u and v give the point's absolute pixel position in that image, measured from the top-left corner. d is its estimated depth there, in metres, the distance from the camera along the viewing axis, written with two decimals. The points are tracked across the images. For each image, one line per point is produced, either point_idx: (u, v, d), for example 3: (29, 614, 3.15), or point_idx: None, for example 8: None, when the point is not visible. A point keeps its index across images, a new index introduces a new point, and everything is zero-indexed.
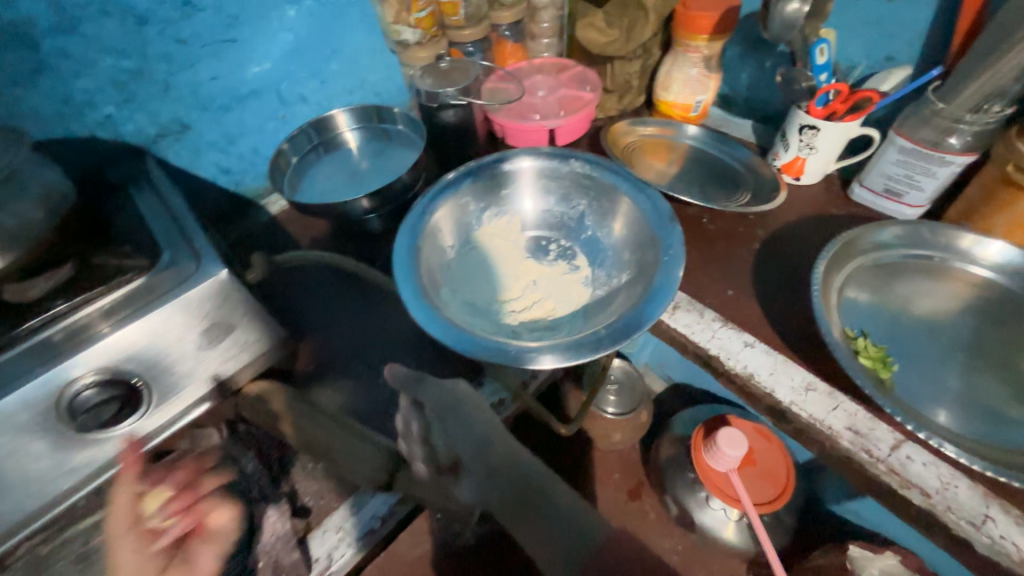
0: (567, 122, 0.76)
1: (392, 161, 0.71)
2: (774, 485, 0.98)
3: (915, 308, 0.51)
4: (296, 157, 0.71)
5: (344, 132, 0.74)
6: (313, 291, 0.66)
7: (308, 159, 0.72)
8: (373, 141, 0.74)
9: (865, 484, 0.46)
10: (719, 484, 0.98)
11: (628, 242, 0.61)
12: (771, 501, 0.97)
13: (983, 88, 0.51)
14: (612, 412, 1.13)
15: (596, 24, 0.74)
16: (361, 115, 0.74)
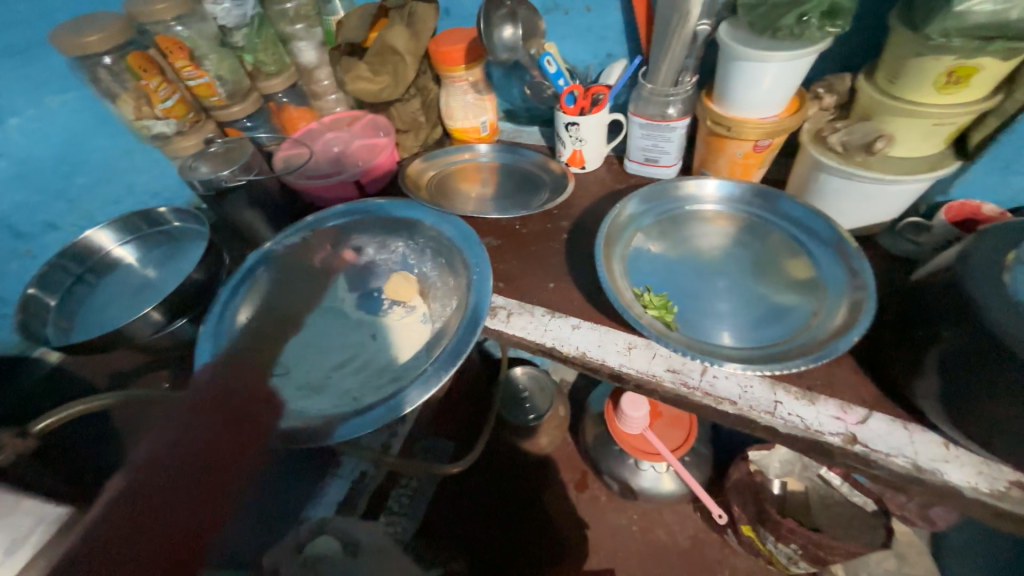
0: (367, 170, 0.75)
1: (182, 262, 0.64)
2: (681, 429, 1.04)
3: (686, 250, 0.61)
4: (55, 298, 0.61)
5: (111, 250, 0.65)
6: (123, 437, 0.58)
7: (73, 293, 0.62)
8: (152, 249, 0.66)
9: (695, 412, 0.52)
10: (635, 445, 1.01)
11: (446, 269, 0.63)
12: (682, 444, 1.03)
13: (672, 66, 0.62)
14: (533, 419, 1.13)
15: (363, 75, 0.74)
16: (125, 226, 0.66)
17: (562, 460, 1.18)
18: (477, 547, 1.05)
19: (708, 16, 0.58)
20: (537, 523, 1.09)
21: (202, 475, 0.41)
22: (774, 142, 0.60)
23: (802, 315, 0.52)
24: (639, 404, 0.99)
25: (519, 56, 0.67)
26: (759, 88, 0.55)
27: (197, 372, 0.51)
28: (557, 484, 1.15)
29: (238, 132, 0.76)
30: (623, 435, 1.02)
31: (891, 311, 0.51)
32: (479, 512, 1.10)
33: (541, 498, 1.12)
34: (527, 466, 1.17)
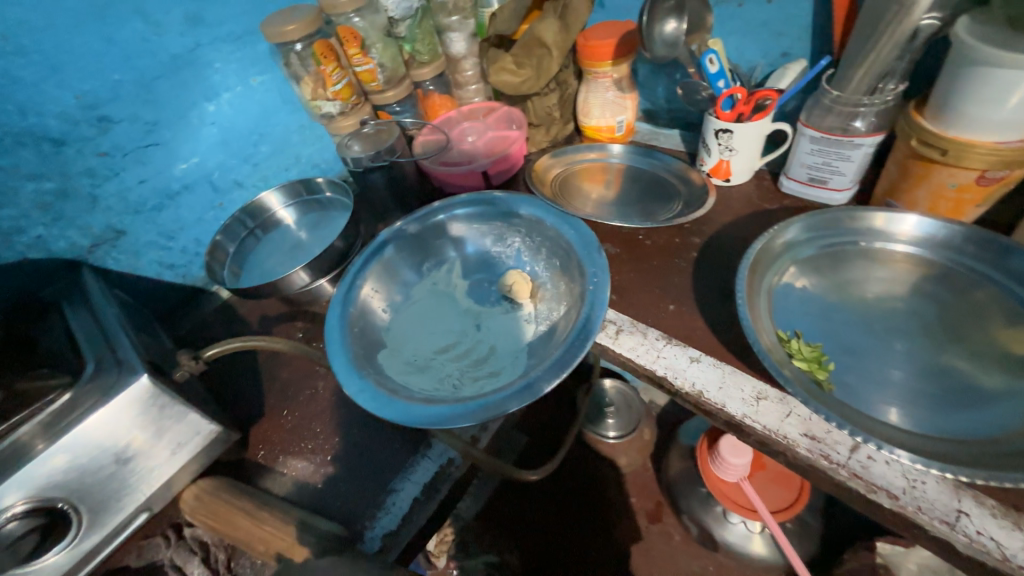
0: (495, 162, 0.76)
1: (328, 229, 0.72)
2: (788, 490, 0.90)
3: (850, 294, 0.50)
4: (233, 246, 0.72)
5: (277, 211, 0.76)
6: (269, 372, 0.68)
7: (245, 244, 0.73)
8: (308, 215, 0.76)
9: (828, 490, 0.43)
10: (729, 495, 0.89)
11: (562, 272, 0.61)
12: (786, 508, 0.88)
13: (871, 71, 0.51)
14: (612, 436, 1.10)
15: (507, 67, 0.75)
16: (290, 193, 0.76)
17: (638, 486, 1.10)
18: (536, 549, 1.03)
19: (940, 9, 0.45)
20: (602, 547, 1.02)
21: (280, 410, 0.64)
22: (1009, 176, 0.46)
23: (1020, 409, 0.39)
24: (743, 452, 0.86)
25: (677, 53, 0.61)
26: (1000, 104, 0.42)
27: (327, 331, 0.56)
28: (628, 509, 1.07)
29: (387, 116, 0.82)
30: (715, 480, 0.91)
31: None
32: (543, 515, 1.07)
33: (609, 520, 1.06)
34: (599, 481, 1.11)
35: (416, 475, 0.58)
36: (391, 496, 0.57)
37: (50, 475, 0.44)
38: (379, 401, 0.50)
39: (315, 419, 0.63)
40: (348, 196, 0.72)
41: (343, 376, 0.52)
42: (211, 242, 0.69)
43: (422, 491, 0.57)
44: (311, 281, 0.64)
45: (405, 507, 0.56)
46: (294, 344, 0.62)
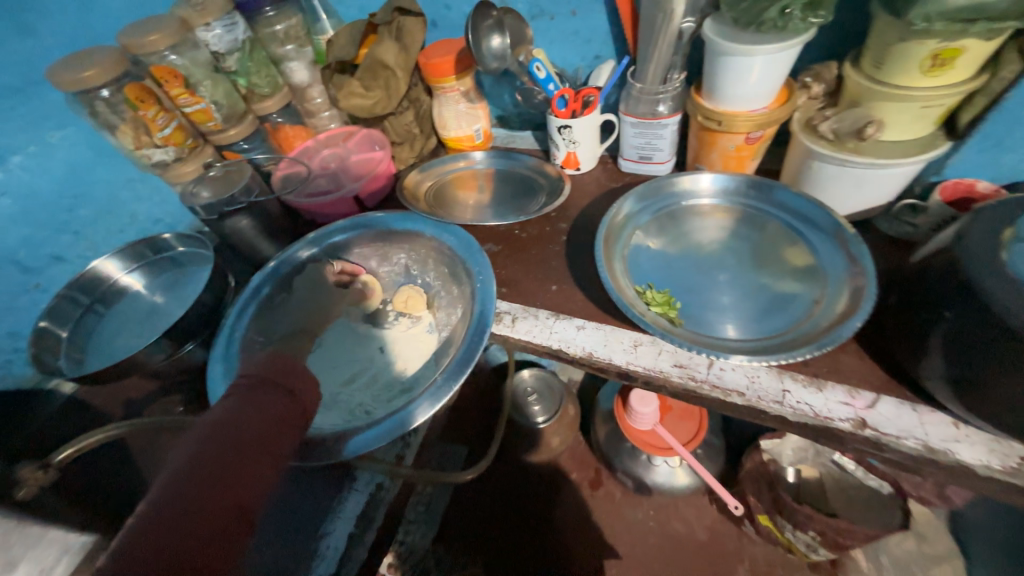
0: (363, 187, 0.76)
1: (189, 289, 0.65)
2: (691, 422, 1.04)
3: (684, 244, 0.61)
4: (66, 330, 0.61)
5: (119, 278, 0.66)
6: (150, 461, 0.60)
7: (82, 324, 0.63)
8: (161, 276, 0.67)
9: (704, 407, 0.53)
10: (646, 441, 1.00)
11: (450, 278, 0.64)
12: (691, 438, 1.02)
13: (659, 65, 0.63)
14: (542, 421, 1.12)
15: (356, 91, 0.76)
16: (133, 256, 0.67)
17: (574, 460, 1.18)
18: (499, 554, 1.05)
19: (693, 14, 0.58)
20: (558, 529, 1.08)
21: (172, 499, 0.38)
22: (765, 134, 0.61)
23: (803, 304, 0.52)
24: (648, 400, 0.98)
25: (507, 64, 0.68)
26: (746, 82, 0.56)
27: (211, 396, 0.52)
28: (570, 484, 1.14)
29: (236, 155, 0.77)
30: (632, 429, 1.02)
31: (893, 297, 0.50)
32: (498, 521, 1.10)
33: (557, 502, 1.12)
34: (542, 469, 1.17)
35: None
36: None
37: None
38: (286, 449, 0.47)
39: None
40: (205, 247, 0.66)
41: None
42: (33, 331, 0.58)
43: None
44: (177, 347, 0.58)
45: None
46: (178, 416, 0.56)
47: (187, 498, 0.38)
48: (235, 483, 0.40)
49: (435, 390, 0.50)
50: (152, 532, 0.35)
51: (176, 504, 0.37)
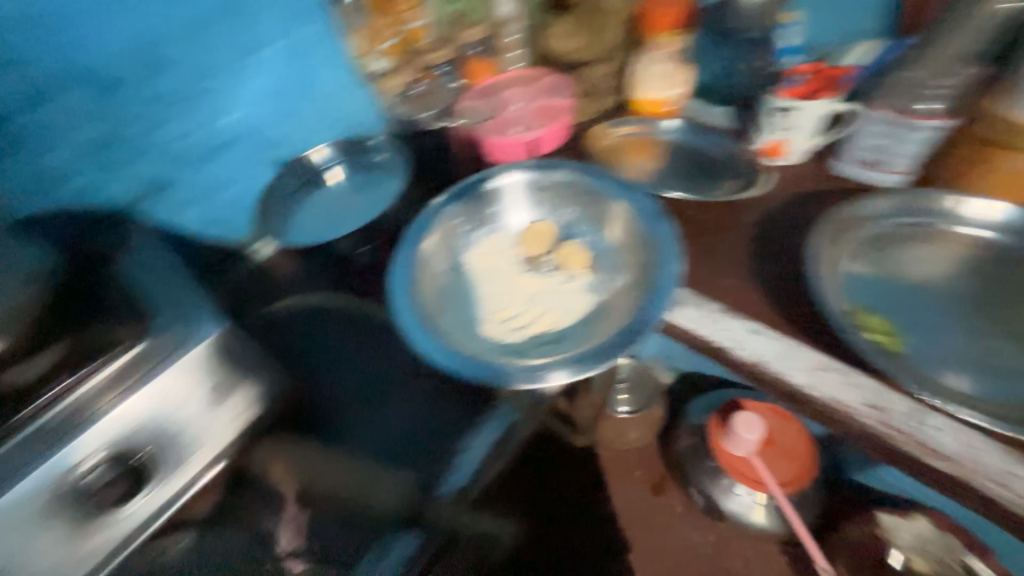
0: (543, 133, 0.74)
1: (381, 190, 0.70)
2: (794, 462, 0.81)
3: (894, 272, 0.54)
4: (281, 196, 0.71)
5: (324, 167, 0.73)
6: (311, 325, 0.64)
7: (287, 198, 0.71)
8: (357, 175, 0.73)
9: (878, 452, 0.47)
10: (736, 468, 0.82)
11: (622, 245, 0.61)
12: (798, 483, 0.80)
13: (947, 53, 0.55)
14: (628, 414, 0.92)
15: (563, 33, 0.75)
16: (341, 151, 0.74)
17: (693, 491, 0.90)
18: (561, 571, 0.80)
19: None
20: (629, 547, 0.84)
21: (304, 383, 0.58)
22: None
23: None
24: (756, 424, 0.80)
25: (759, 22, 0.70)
26: None
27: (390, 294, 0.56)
28: (687, 511, 0.90)
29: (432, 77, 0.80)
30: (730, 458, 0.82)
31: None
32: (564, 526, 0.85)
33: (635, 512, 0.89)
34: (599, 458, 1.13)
35: (483, 435, 0.54)
36: (457, 454, 0.53)
37: (129, 421, 0.41)
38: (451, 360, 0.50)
39: (358, 386, 0.59)
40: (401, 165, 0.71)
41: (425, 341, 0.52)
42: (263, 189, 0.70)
43: (492, 448, 0.54)
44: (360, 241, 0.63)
45: (475, 463, 0.53)
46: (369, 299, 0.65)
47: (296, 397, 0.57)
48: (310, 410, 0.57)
49: (620, 347, 0.50)
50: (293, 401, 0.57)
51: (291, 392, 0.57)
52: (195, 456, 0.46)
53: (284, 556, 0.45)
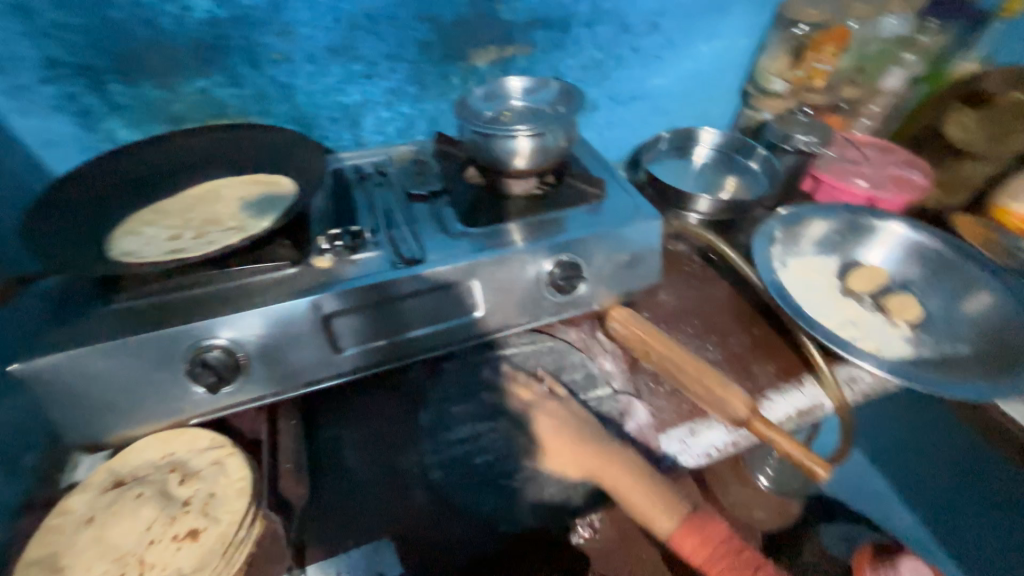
0: (895, 197, 0.78)
1: (738, 185, 0.82)
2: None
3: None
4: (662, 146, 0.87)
5: (700, 147, 0.87)
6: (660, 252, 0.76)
7: (662, 153, 0.86)
8: (718, 164, 0.86)
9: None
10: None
11: (974, 319, 0.63)
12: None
13: None
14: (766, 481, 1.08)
15: (962, 122, 0.80)
16: (719, 140, 0.87)
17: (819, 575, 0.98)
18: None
19: None
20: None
21: (697, 296, 0.69)
22: None
23: None
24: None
25: None
26: None
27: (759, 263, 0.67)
28: None
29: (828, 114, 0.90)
30: None
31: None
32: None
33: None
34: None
35: (789, 398, 0.57)
36: (765, 400, 0.57)
37: (582, 243, 0.57)
38: (812, 325, 0.59)
39: (687, 309, 0.67)
40: (771, 182, 0.80)
41: (793, 311, 0.61)
42: (657, 135, 0.85)
43: (797, 413, 0.56)
44: (715, 211, 0.76)
45: (779, 414, 0.56)
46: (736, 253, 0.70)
47: (683, 301, 0.69)
48: (696, 311, 0.67)
49: (977, 390, 0.52)
50: (686, 303, 0.68)
51: (680, 298, 0.69)
52: (592, 296, 0.60)
53: (620, 392, 0.57)
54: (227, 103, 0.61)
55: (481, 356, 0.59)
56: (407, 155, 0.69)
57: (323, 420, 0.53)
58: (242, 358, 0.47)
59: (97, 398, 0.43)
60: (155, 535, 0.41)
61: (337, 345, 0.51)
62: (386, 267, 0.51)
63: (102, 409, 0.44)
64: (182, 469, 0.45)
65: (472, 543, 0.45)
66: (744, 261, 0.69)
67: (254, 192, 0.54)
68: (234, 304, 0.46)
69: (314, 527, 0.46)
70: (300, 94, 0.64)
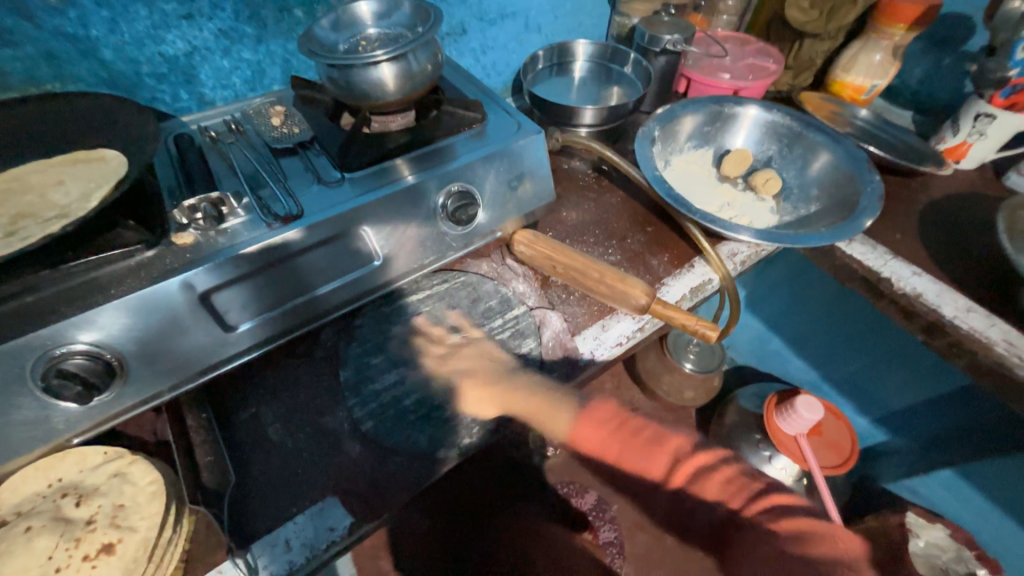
0: (754, 85, 0.84)
1: (617, 94, 0.84)
2: (837, 455, 1.02)
3: (835, 308, 1.09)
4: (541, 66, 0.85)
5: (577, 61, 0.87)
6: (555, 172, 0.77)
7: (542, 73, 0.86)
8: (597, 75, 0.87)
9: (971, 376, 0.61)
10: (786, 445, 1.00)
11: (821, 181, 0.73)
12: (834, 467, 1.01)
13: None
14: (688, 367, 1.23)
15: (801, 4, 0.84)
16: (594, 51, 0.87)
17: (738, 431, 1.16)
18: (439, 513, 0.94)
19: None
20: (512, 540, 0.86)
21: (596, 205, 0.72)
22: None
23: None
24: (816, 411, 0.96)
25: (948, 64, 0.87)
26: None
27: (642, 163, 0.71)
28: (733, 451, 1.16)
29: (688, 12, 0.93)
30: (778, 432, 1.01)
31: (953, 401, 0.93)
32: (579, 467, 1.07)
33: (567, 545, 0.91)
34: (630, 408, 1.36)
35: (682, 280, 0.63)
36: (662, 287, 0.63)
37: (470, 170, 0.56)
38: (694, 211, 0.65)
39: (587, 221, 0.70)
40: (646, 82, 0.82)
41: (675, 202, 0.65)
42: (533, 54, 0.83)
43: (690, 291, 0.62)
44: (600, 122, 0.77)
45: (676, 295, 0.62)
46: (620, 157, 0.72)
47: (583, 214, 0.71)
48: (596, 221, 0.70)
49: (823, 237, 0.61)
50: (586, 215, 0.71)
51: (580, 211, 0.72)
52: (494, 223, 0.61)
53: (534, 308, 0.60)
54: (8, 70, 0.50)
55: (394, 305, 0.58)
56: (264, 107, 0.61)
57: (238, 405, 0.50)
58: (112, 359, 0.41)
59: None
60: (59, 562, 0.37)
61: (229, 323, 0.47)
62: (262, 230, 0.47)
63: None
64: (75, 490, 0.40)
65: (418, 474, 0.46)
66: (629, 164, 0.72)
67: (75, 174, 0.46)
68: (82, 303, 0.40)
69: (251, 506, 0.44)
70: (104, 49, 0.53)
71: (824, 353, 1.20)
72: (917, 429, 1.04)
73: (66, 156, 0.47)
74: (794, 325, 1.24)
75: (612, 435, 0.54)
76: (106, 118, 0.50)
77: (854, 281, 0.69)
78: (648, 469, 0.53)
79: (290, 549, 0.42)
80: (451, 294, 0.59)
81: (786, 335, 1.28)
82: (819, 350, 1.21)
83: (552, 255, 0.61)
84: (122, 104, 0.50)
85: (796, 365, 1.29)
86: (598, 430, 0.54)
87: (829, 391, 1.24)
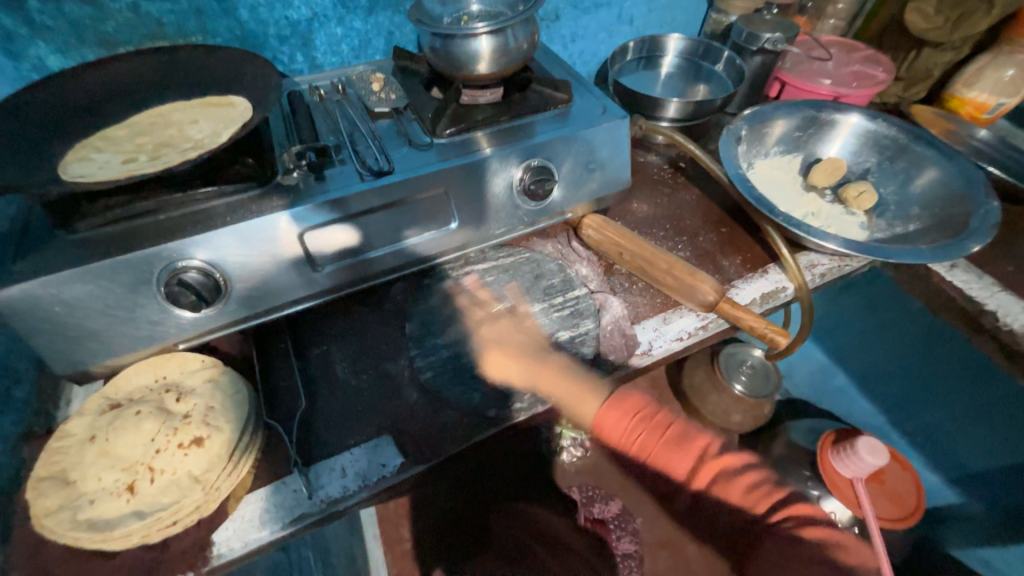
0: (858, 94, 0.79)
1: (704, 92, 0.82)
2: (899, 508, 0.93)
3: (917, 346, 1.00)
4: (629, 57, 0.85)
5: (666, 56, 0.86)
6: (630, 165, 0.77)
7: (629, 65, 0.85)
8: (685, 72, 0.85)
9: None
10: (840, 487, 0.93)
11: (923, 199, 0.67)
12: (895, 520, 0.92)
13: None
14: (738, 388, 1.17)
15: (924, 10, 0.78)
16: (685, 47, 0.85)
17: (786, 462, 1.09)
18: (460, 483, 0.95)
19: None
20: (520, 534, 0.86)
21: (669, 202, 0.71)
22: None
23: None
24: (881, 456, 0.88)
25: None
26: None
27: (725, 160, 0.68)
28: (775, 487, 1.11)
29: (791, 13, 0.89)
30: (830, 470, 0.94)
31: None
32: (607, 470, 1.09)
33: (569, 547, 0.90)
34: None
35: (754, 284, 0.61)
36: (733, 288, 0.60)
37: (551, 147, 0.57)
38: (776, 212, 0.62)
39: (656, 215, 0.69)
40: (737, 82, 0.79)
41: (756, 203, 0.62)
42: (623, 45, 0.82)
43: (761, 296, 0.60)
44: (684, 117, 0.75)
45: (747, 298, 0.60)
46: (703, 152, 0.70)
47: (654, 208, 0.70)
48: (667, 216, 0.69)
49: (921, 254, 0.56)
50: (656, 209, 0.70)
51: (653, 204, 0.71)
52: (565, 204, 0.61)
53: (594, 291, 0.60)
54: (164, 21, 0.57)
55: (461, 269, 0.60)
56: (366, 73, 0.66)
57: (311, 340, 0.54)
58: (220, 278, 0.47)
59: (79, 326, 0.43)
60: (159, 445, 0.42)
61: (317, 262, 0.51)
62: (357, 180, 0.51)
63: (84, 335, 0.44)
64: (177, 388, 0.46)
65: (469, 428, 0.48)
66: (712, 160, 0.69)
67: (207, 115, 0.52)
68: (202, 226, 0.45)
69: (315, 432, 0.48)
70: (242, 10, 0.59)
71: (897, 395, 1.10)
72: (1001, 493, 0.93)
73: (201, 100, 0.54)
74: (866, 359, 1.14)
75: (574, 373, 0.52)
76: (234, 70, 0.56)
77: (953, 313, 0.63)
78: (597, 411, 0.53)
79: (345, 476, 0.46)
80: (515, 270, 0.60)
81: (854, 371, 1.19)
82: (890, 391, 1.11)
83: (625, 245, 0.60)
84: (250, 58, 0.56)
85: (861, 406, 1.19)
86: (565, 372, 0.52)
87: (896, 438, 1.13)
